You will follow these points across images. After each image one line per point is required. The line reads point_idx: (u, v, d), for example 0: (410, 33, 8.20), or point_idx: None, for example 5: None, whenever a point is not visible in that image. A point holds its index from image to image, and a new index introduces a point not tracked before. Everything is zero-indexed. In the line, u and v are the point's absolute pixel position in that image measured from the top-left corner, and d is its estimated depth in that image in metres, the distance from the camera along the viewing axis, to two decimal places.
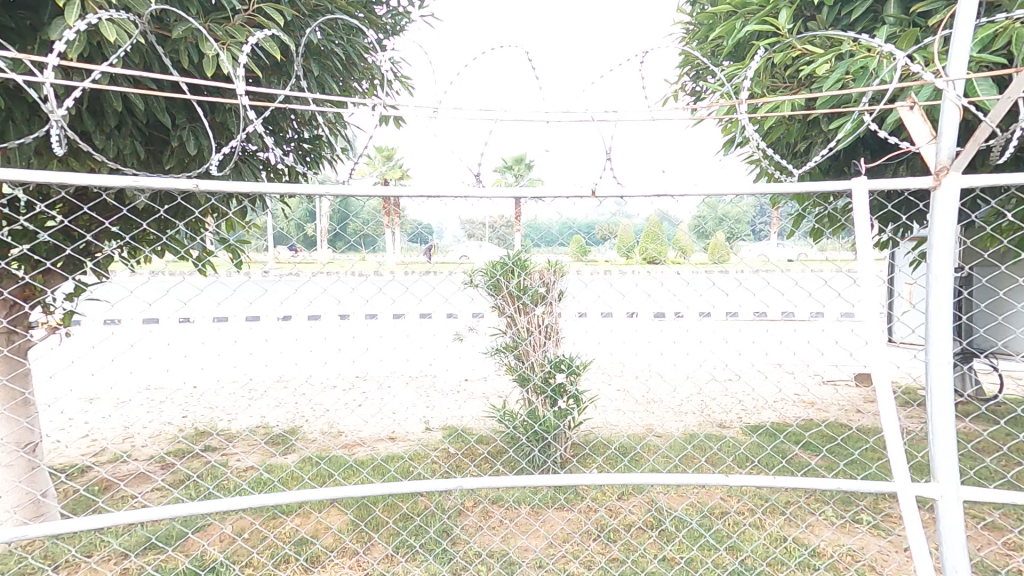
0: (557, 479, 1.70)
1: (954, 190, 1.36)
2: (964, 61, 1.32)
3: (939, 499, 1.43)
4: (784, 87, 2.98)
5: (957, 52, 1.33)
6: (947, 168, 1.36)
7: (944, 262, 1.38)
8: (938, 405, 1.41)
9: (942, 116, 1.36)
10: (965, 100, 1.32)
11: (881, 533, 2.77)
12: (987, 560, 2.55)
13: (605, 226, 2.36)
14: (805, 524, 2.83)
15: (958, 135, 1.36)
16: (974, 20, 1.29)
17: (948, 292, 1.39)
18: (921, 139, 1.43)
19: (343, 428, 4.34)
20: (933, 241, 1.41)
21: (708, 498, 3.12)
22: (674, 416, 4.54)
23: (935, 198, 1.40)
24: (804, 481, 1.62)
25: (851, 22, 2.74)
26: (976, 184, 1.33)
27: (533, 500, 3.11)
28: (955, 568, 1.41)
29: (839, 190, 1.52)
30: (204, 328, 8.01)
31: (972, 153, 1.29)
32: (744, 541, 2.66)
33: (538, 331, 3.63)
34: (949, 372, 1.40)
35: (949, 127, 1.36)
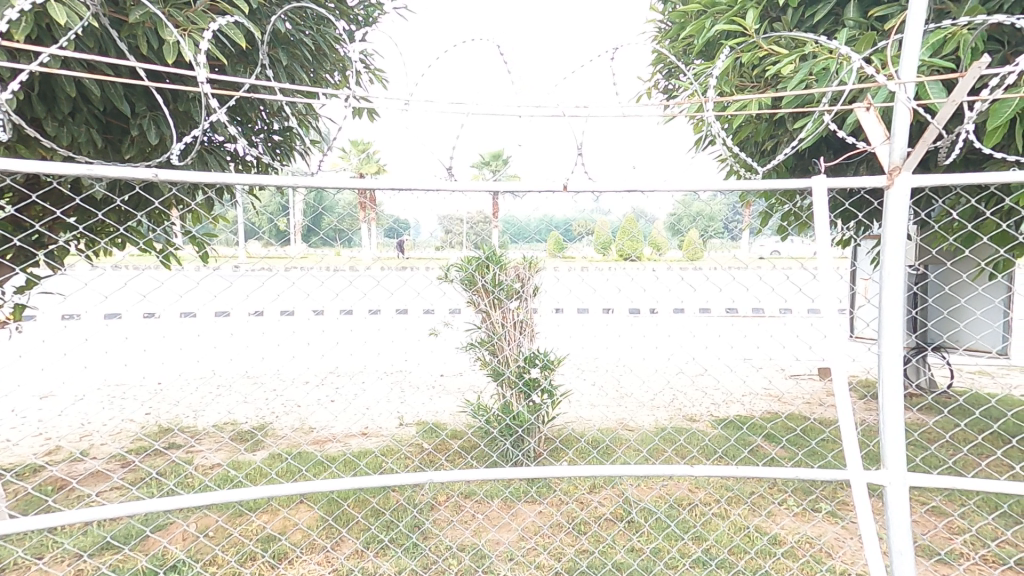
0: (523, 471, 1.71)
1: (905, 189, 1.41)
2: (915, 65, 1.36)
3: (887, 486, 1.48)
4: (752, 87, 3.05)
5: (909, 55, 1.37)
6: (899, 168, 1.41)
7: (897, 258, 1.43)
8: (891, 393, 1.47)
9: (895, 118, 1.40)
10: (916, 102, 1.36)
11: (836, 519, 2.88)
12: (931, 542, 2.68)
13: (581, 222, 2.39)
14: (765, 512, 2.91)
15: (910, 137, 1.40)
16: (924, 25, 1.33)
17: (900, 287, 1.44)
18: (876, 139, 1.45)
19: (313, 424, 4.29)
20: (886, 238, 1.45)
21: (674, 489, 3.18)
22: (646, 410, 4.61)
23: (888, 197, 1.44)
24: (764, 470, 1.66)
25: (814, 24, 2.81)
26: (926, 184, 1.38)
27: (505, 493, 3.14)
28: (901, 551, 1.47)
29: (799, 188, 1.56)
30: (168, 323, 7.80)
31: (921, 154, 1.33)
32: (707, 529, 2.74)
33: (511, 325, 3.66)
34: (899, 364, 1.46)
35: (901, 128, 1.40)
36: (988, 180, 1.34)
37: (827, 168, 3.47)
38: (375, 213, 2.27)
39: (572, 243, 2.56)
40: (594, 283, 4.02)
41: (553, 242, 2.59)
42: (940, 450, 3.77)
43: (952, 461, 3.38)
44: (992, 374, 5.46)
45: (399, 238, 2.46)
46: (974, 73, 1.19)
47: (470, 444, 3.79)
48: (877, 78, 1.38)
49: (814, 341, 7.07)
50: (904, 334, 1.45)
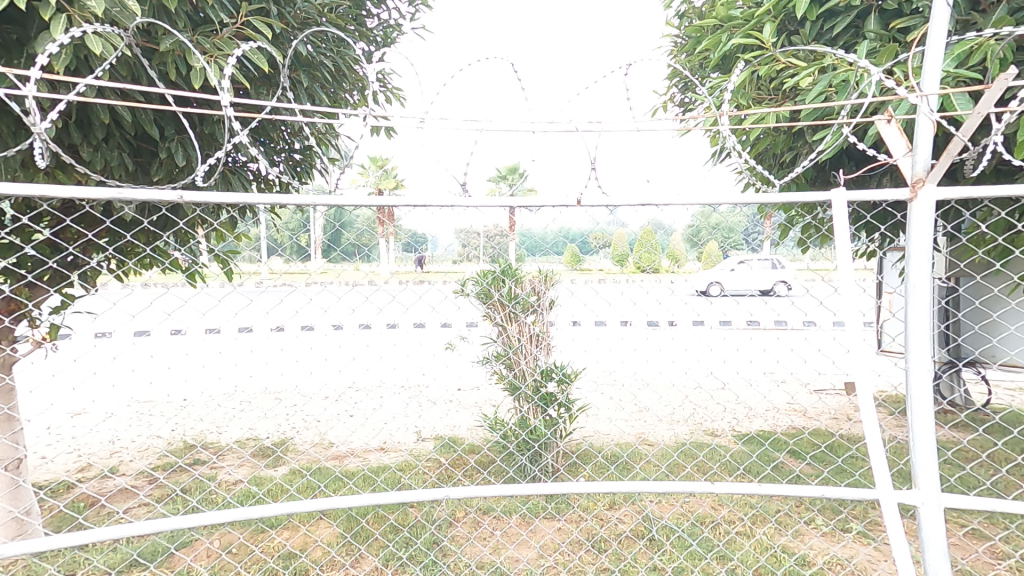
0: (543, 488, 1.68)
1: (930, 201, 1.38)
2: (938, 77, 1.34)
3: (920, 506, 1.43)
4: (769, 100, 3.02)
5: (932, 67, 1.35)
6: (923, 180, 1.38)
7: (923, 272, 1.40)
8: (921, 409, 1.43)
9: (918, 130, 1.38)
10: (939, 114, 1.34)
11: (868, 540, 2.78)
12: (972, 568, 2.57)
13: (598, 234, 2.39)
14: (792, 532, 2.83)
15: (933, 149, 1.38)
16: (947, 36, 1.31)
17: (927, 301, 1.40)
18: (898, 152, 1.43)
19: (332, 439, 4.31)
20: (911, 251, 1.42)
21: (696, 507, 3.12)
22: (666, 425, 4.55)
23: (912, 209, 1.41)
24: (788, 488, 1.61)
25: (833, 36, 2.79)
26: (951, 197, 1.35)
27: (525, 512, 3.09)
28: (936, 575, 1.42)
29: (818, 201, 1.54)
30: (193, 340, 7.95)
31: (946, 166, 1.31)
32: (731, 549, 2.67)
33: (528, 340, 3.65)
34: (928, 381, 1.42)
35: (924, 140, 1.38)
36: (1018, 193, 1.31)
37: (848, 180, 3.41)
38: (392, 228, 2.31)
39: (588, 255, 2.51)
40: (610, 296, 4.00)
41: (568, 254, 2.52)
42: (976, 470, 3.63)
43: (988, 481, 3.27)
44: None
45: (417, 252, 2.49)
46: (1000, 85, 1.17)
47: (488, 459, 3.76)
48: (897, 89, 1.37)
49: (837, 354, 6.92)
50: (933, 349, 1.41)
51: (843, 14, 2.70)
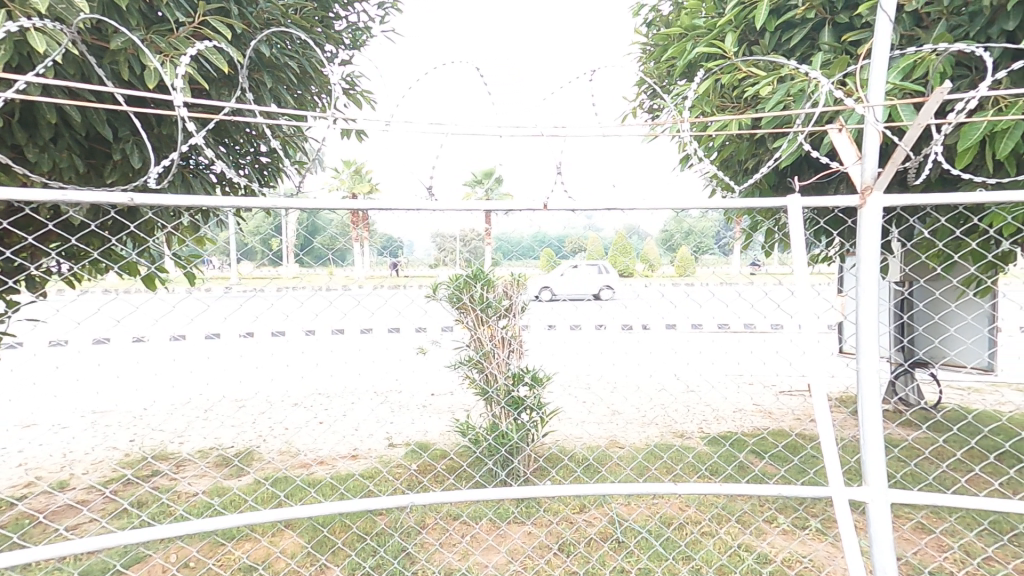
0: (506, 491, 1.67)
1: (877, 208, 1.44)
2: (883, 88, 1.39)
3: (869, 502, 1.48)
4: (732, 107, 3.12)
5: (877, 79, 1.40)
6: (871, 187, 1.44)
7: (871, 274, 1.45)
8: (870, 407, 1.48)
9: (865, 139, 1.43)
10: (884, 124, 1.40)
11: (823, 536, 2.86)
12: (916, 560, 2.68)
13: (575, 239, 2.40)
14: (753, 530, 2.90)
15: (880, 157, 1.43)
16: (890, 49, 1.36)
17: (876, 304, 1.45)
18: (847, 159, 1.49)
19: (300, 447, 4.23)
20: (861, 255, 1.47)
21: (661, 508, 3.17)
22: (637, 427, 4.60)
23: (861, 216, 1.47)
24: (747, 487, 1.64)
25: (791, 48, 2.89)
26: (897, 204, 1.41)
27: (493, 516, 3.09)
28: (885, 568, 1.47)
29: (775, 207, 1.58)
30: (155, 347, 7.69)
31: (891, 174, 1.36)
32: (694, 549, 2.71)
33: (502, 345, 3.64)
34: (878, 381, 1.46)
35: (872, 148, 1.43)
36: (957, 201, 1.37)
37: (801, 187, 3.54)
38: (365, 232, 2.23)
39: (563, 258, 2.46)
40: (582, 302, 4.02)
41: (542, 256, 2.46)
42: (918, 465, 3.83)
43: (928, 476, 3.45)
44: (979, 392, 5.52)
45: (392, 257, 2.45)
46: (938, 97, 1.22)
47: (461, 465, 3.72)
48: (845, 100, 1.43)
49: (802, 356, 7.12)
50: (882, 350, 1.46)
51: (799, 27, 2.80)
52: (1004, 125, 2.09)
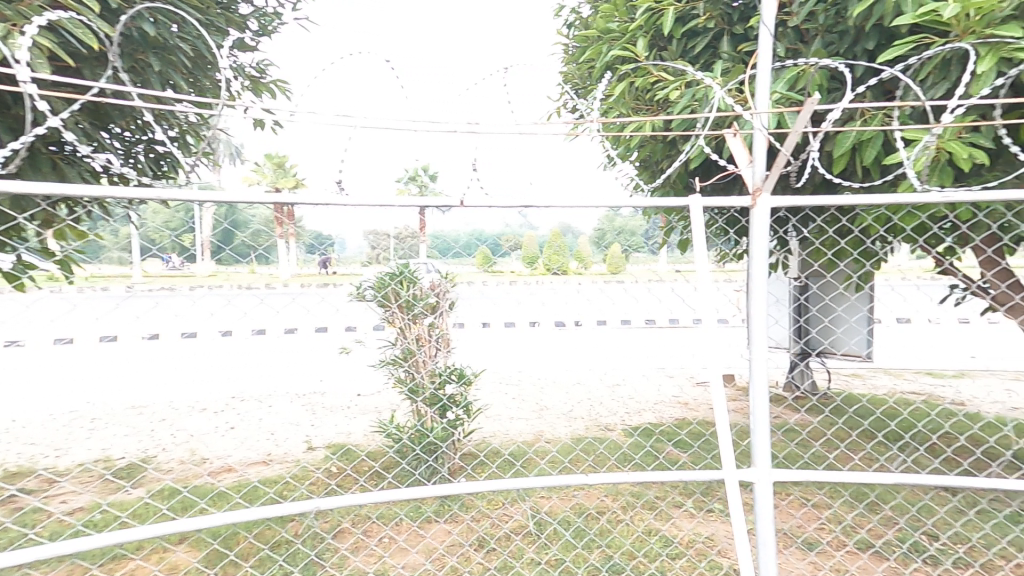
0: (416, 490, 1.60)
1: (766, 208, 1.55)
2: (767, 97, 1.50)
3: (755, 482, 1.59)
4: (645, 108, 3.19)
5: (762, 88, 1.51)
6: (760, 189, 1.54)
7: (761, 272, 1.56)
8: (758, 396, 1.59)
9: (754, 144, 1.54)
10: (770, 131, 1.51)
11: (717, 515, 3.09)
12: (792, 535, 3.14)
13: (512, 236, 2.26)
14: (664, 515, 3.06)
15: (768, 160, 1.55)
16: (772, 62, 1.48)
17: (764, 299, 1.56)
18: (740, 162, 1.59)
19: (207, 455, 3.97)
20: (752, 253, 1.58)
21: (579, 499, 3.27)
22: (564, 421, 4.71)
23: (752, 216, 1.57)
24: (648, 475, 1.69)
25: (695, 55, 3.06)
26: (783, 204, 1.52)
27: (409, 515, 3.07)
28: (765, 541, 1.59)
29: (677, 207, 1.67)
30: (39, 352, 6.95)
31: (775, 177, 1.47)
32: (610, 536, 2.82)
33: (428, 342, 3.61)
34: (765, 370, 1.58)
35: (760, 152, 1.54)
36: (832, 203, 1.50)
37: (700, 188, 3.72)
38: (293, 229, 2.02)
39: (501, 259, 2.36)
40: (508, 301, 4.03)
41: (480, 256, 2.31)
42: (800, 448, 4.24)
43: (805, 456, 3.83)
44: (864, 377, 6.14)
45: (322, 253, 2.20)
46: (809, 107, 1.32)
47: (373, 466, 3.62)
48: (737, 108, 1.52)
49: None
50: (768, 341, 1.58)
51: (702, 36, 2.98)
52: (871, 136, 2.34)
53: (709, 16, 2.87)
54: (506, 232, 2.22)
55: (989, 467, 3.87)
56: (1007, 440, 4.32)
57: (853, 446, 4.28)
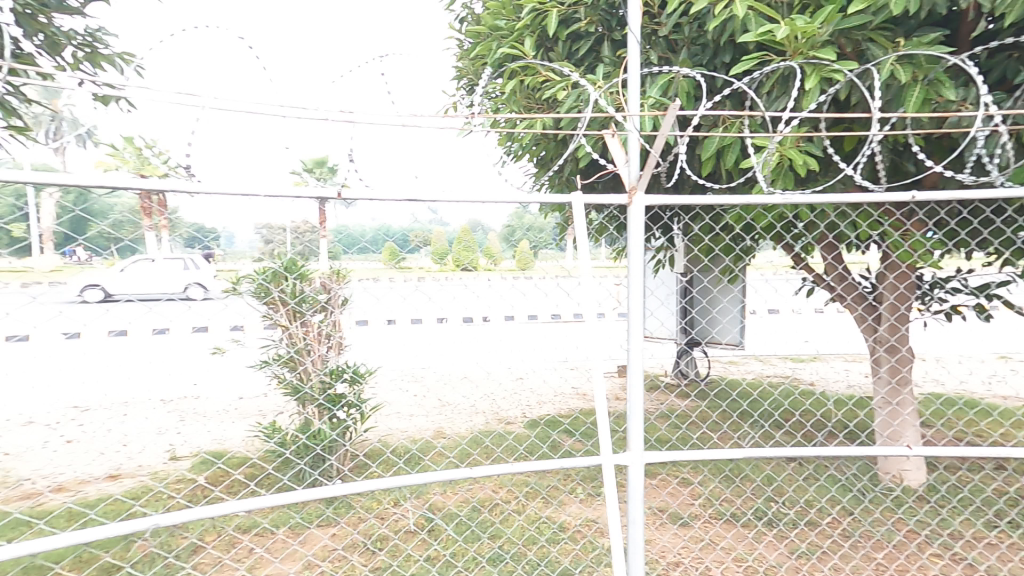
0: (287, 495, 1.44)
1: (641, 206, 1.65)
2: (637, 101, 1.60)
3: (629, 465, 1.69)
4: (537, 108, 3.26)
5: (633, 93, 1.61)
6: (635, 188, 1.64)
7: (638, 267, 1.67)
8: (634, 383, 1.69)
9: (628, 145, 1.63)
10: (642, 134, 1.61)
11: (587, 501, 3.24)
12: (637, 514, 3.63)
13: (421, 232, 2.19)
14: (557, 502, 3.19)
15: (642, 161, 1.65)
16: (640, 69, 1.59)
17: (641, 292, 1.67)
18: (617, 161, 1.67)
19: (19, 472, 3.72)
20: (630, 249, 1.68)
21: (479, 491, 3.30)
22: (465, 416, 4.72)
23: (629, 213, 1.67)
24: (524, 465, 1.65)
25: (580, 58, 3.19)
26: (655, 202, 1.63)
27: (276, 521, 2.96)
28: (635, 516, 1.71)
29: (561, 204, 1.73)
30: None
31: (647, 177, 1.56)
32: (506, 525, 2.89)
33: (316, 340, 3.47)
34: (642, 359, 1.67)
35: (633, 153, 1.64)
36: (696, 201, 1.63)
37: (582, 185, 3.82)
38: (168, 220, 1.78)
39: (409, 255, 2.23)
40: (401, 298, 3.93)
41: (387, 251, 2.20)
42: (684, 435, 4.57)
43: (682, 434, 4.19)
44: (739, 364, 6.79)
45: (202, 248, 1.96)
46: (672, 113, 1.42)
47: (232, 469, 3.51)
48: (612, 109, 1.61)
49: None
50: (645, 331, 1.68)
51: (585, 39, 3.12)
52: (731, 142, 2.59)
53: (589, 20, 3.01)
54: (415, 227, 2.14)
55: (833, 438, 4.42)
56: (848, 414, 4.97)
57: (721, 427, 4.71)
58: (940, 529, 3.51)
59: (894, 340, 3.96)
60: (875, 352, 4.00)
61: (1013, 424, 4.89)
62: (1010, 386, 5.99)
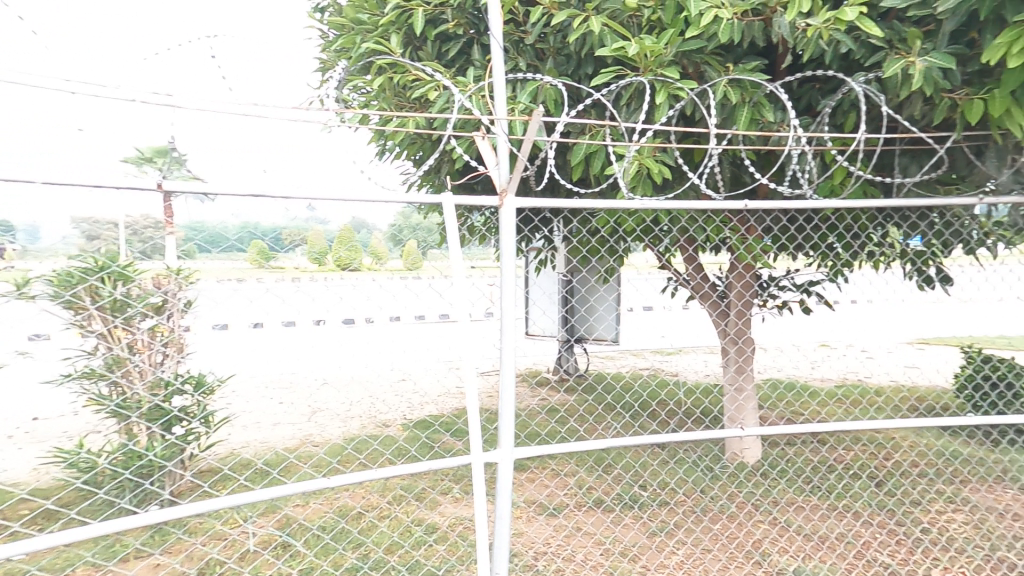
0: (106, 527, 1.38)
1: (513, 207, 1.70)
2: (504, 104, 1.69)
3: (500, 462, 1.74)
4: (410, 107, 3.27)
5: (500, 97, 1.69)
6: (507, 190, 1.69)
7: (509, 262, 1.72)
8: (507, 382, 1.74)
9: (497, 146, 1.67)
10: (511, 136, 1.67)
11: (459, 500, 3.68)
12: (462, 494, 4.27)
13: (295, 230, 2.07)
14: (422, 505, 3.54)
15: (512, 162, 1.70)
16: (506, 75, 1.68)
17: (513, 290, 1.75)
18: (489, 162, 1.72)
19: None
20: (503, 248, 1.74)
21: (336, 501, 3.60)
22: (338, 423, 4.54)
23: (502, 214, 1.72)
24: (395, 468, 1.63)
25: (450, 59, 3.25)
26: (526, 205, 1.70)
27: (108, 556, 3.10)
28: (503, 510, 1.76)
29: (432, 204, 1.75)
30: None
31: (517, 179, 1.62)
32: (366, 535, 3.19)
33: (148, 351, 3.28)
34: (513, 356, 1.74)
35: (503, 154, 1.68)
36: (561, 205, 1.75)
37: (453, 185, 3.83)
38: None
39: (283, 253, 2.06)
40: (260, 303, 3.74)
41: (256, 252, 2.00)
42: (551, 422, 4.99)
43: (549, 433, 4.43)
44: (613, 359, 7.32)
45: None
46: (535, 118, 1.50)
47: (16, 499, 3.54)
48: (480, 113, 1.67)
49: None
50: (517, 329, 1.75)
51: (454, 40, 3.17)
52: (597, 150, 2.76)
53: (457, 23, 3.05)
54: (291, 225, 2.02)
55: (684, 423, 4.95)
56: (698, 401, 5.59)
57: (594, 419, 5.10)
58: (764, 497, 4.14)
59: (740, 337, 4.48)
60: (726, 346, 4.49)
61: (821, 404, 5.84)
62: (826, 370, 7.09)
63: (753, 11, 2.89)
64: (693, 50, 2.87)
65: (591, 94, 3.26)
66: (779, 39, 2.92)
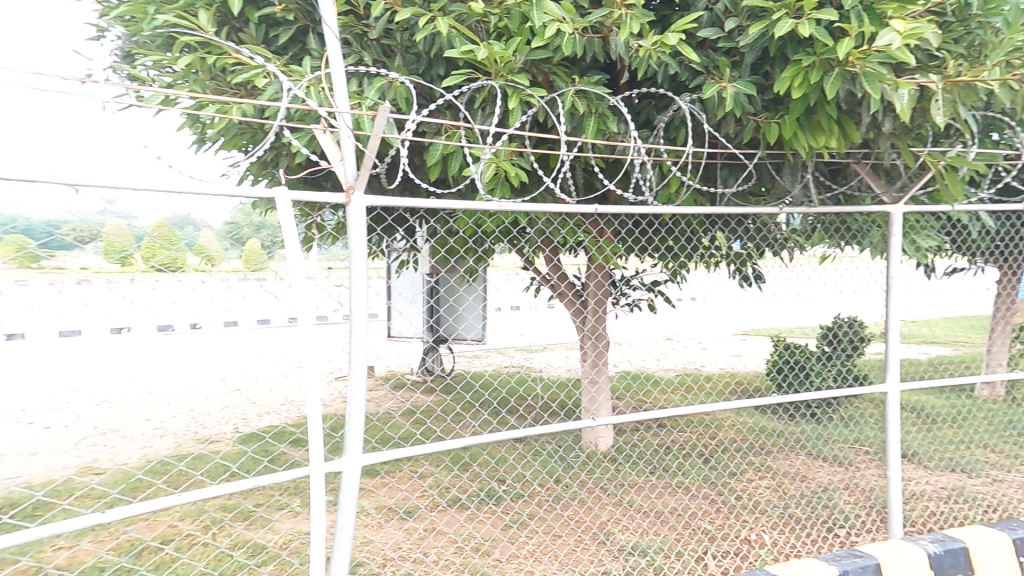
0: None
1: (361, 206, 1.85)
2: (346, 99, 1.85)
3: (346, 469, 1.86)
4: (231, 92, 3.20)
5: (342, 91, 1.86)
6: (354, 187, 1.83)
7: (361, 258, 1.87)
8: (356, 393, 1.86)
9: (342, 139, 1.83)
10: (354, 132, 1.84)
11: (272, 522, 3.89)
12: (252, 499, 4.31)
13: (83, 227, 1.86)
14: (229, 529, 3.77)
15: (356, 161, 1.87)
16: (344, 72, 1.88)
17: (362, 291, 1.86)
18: (334, 157, 1.87)
19: None
20: (352, 243, 1.86)
21: (120, 539, 3.73)
22: (133, 437, 5.36)
23: (349, 210, 1.85)
24: (226, 486, 1.81)
25: (278, 44, 3.21)
26: (376, 203, 1.87)
27: None
28: (347, 516, 1.87)
29: (265, 198, 1.84)
30: None
31: (365, 176, 1.79)
32: (156, 558, 3.45)
33: None
34: (364, 364, 1.87)
35: (349, 151, 1.84)
36: (408, 204, 1.89)
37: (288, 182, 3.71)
38: None
39: (66, 253, 1.86)
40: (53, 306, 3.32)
41: (14, 251, 1.77)
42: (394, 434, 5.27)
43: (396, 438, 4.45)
44: (480, 357, 7.55)
45: None
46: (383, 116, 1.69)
47: None
48: (322, 107, 1.81)
49: None
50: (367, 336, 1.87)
51: (284, 25, 3.12)
52: (453, 150, 2.86)
53: (286, 8, 2.99)
54: (72, 219, 1.82)
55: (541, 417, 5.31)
56: (555, 396, 6.02)
57: (453, 419, 5.35)
58: (609, 479, 4.56)
59: (593, 332, 4.80)
60: (584, 341, 4.78)
61: (655, 392, 6.63)
62: (670, 362, 7.98)
63: (592, 28, 3.14)
64: (539, 59, 3.04)
65: (444, 95, 3.32)
66: (616, 56, 3.20)
